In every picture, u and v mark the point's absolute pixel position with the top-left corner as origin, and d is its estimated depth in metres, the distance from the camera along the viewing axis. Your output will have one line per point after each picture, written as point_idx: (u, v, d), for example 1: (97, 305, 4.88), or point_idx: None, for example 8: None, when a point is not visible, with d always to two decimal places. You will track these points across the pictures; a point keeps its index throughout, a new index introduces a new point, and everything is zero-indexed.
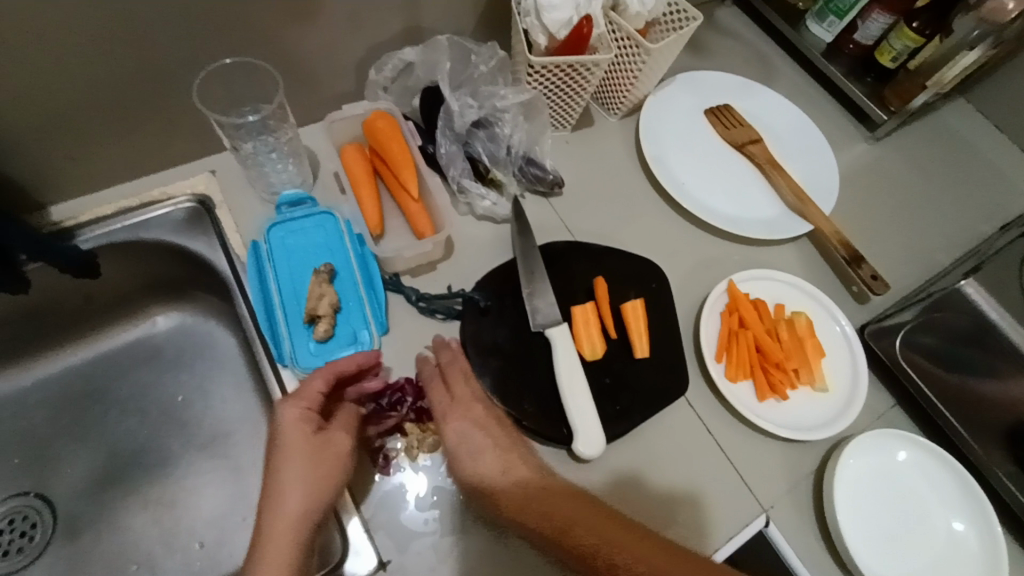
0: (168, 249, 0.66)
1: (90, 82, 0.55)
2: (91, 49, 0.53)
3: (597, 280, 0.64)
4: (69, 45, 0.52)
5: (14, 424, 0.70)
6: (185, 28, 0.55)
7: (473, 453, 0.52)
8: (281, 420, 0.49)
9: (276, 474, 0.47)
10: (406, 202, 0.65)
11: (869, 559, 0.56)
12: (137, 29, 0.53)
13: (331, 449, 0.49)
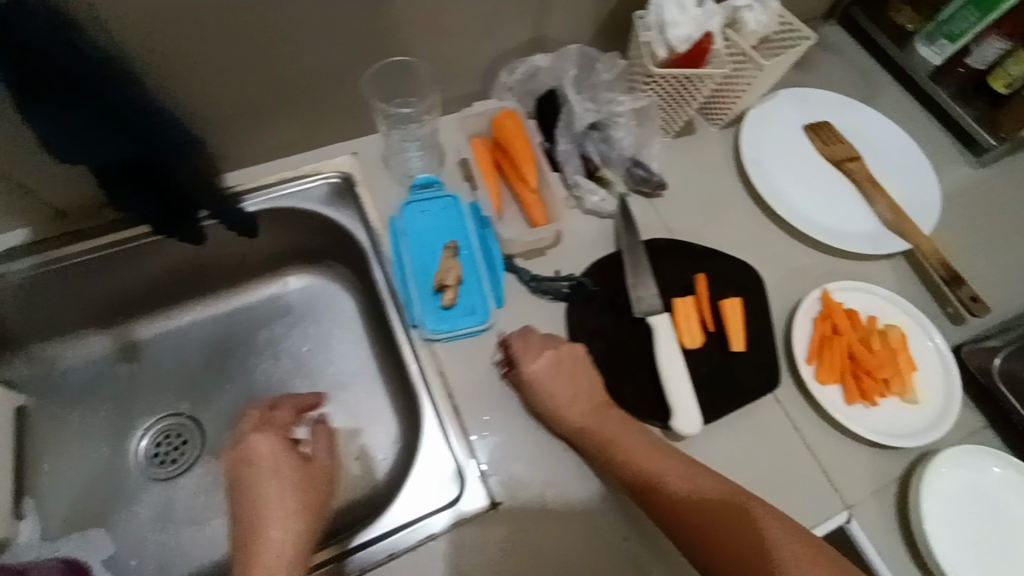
0: (315, 217, 0.75)
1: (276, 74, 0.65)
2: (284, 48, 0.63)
3: (698, 277, 0.68)
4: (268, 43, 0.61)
5: (174, 356, 0.83)
6: (358, 28, 0.64)
7: (547, 394, 0.61)
8: (257, 447, 0.70)
9: (263, 511, 0.64)
10: (524, 192, 0.72)
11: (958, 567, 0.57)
12: (322, 32, 0.63)
13: (312, 472, 0.70)
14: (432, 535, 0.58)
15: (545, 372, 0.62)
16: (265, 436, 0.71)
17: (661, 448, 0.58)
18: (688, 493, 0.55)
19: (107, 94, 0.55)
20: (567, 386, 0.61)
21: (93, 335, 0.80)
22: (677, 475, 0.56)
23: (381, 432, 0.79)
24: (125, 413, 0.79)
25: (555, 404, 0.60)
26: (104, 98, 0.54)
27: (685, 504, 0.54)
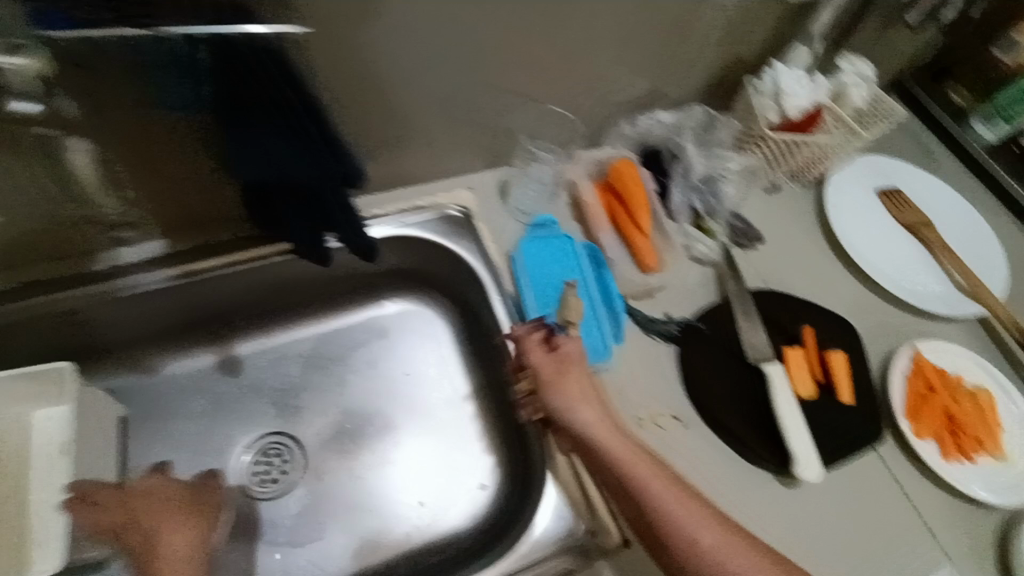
0: (434, 247, 0.79)
1: (425, 114, 0.69)
2: (440, 91, 0.66)
3: (806, 328, 0.72)
4: (428, 84, 0.65)
5: (273, 372, 0.83)
6: (508, 77, 0.68)
7: (585, 409, 0.60)
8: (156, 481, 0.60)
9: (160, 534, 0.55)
10: (637, 237, 0.76)
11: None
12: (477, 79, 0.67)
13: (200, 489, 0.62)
14: (568, 569, 0.60)
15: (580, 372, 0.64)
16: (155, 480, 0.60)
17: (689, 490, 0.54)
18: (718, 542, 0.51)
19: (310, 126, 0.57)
20: (605, 403, 0.61)
21: (198, 350, 0.81)
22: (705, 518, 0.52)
23: (482, 460, 0.79)
24: (225, 428, 0.79)
25: (581, 410, 0.60)
26: (311, 130, 0.56)
27: (695, 549, 0.51)
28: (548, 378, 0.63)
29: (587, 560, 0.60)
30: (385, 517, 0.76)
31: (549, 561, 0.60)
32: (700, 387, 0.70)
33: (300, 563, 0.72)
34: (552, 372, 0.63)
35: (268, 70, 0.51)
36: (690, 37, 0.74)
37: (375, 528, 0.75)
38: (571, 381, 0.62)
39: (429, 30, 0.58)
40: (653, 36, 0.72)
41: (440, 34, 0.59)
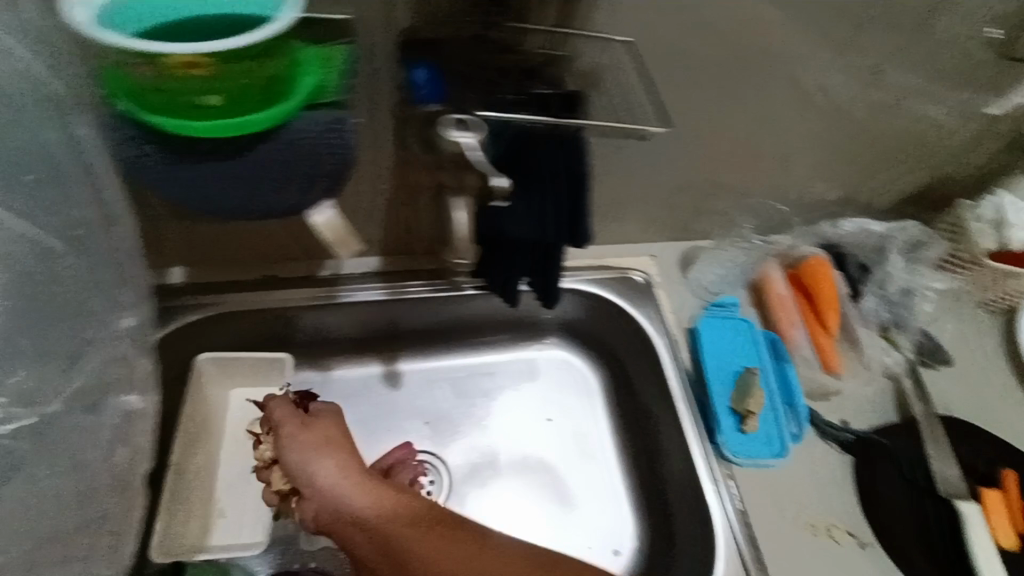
0: (611, 307, 0.80)
1: (640, 184, 0.74)
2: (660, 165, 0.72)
3: (1008, 472, 0.67)
4: (654, 157, 0.70)
5: (430, 395, 0.86)
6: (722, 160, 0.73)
7: (334, 474, 0.56)
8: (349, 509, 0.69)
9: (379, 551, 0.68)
10: (819, 336, 0.75)
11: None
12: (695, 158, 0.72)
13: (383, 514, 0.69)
14: None
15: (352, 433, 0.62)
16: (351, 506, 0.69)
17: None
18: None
19: (570, 195, 0.59)
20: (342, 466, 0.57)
21: (368, 361, 0.86)
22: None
23: (625, 527, 0.78)
24: (379, 440, 0.82)
25: (320, 464, 0.57)
26: (569, 195, 0.59)
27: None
28: (287, 437, 0.60)
29: None
30: None
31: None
32: (880, 509, 0.67)
33: None
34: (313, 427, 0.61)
35: (557, 151, 0.58)
36: (902, 151, 0.76)
37: None
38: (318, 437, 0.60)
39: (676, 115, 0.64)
40: (866, 146, 0.74)
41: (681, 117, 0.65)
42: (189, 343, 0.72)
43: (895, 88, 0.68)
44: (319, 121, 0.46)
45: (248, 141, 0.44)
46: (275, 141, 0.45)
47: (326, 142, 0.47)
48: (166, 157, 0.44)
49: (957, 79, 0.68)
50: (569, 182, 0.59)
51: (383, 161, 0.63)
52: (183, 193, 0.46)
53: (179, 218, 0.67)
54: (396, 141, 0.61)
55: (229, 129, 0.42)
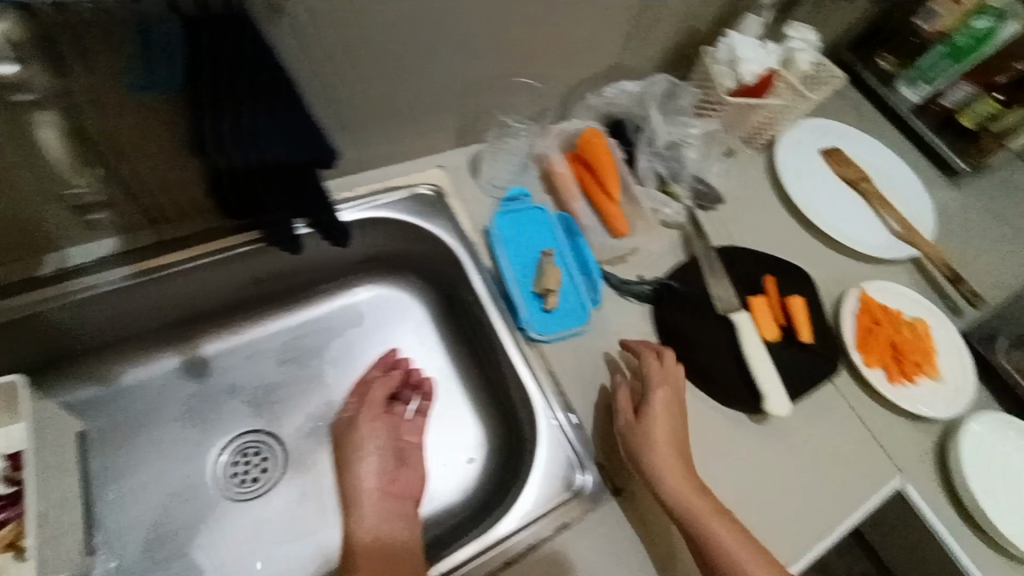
0: (408, 226, 0.78)
1: (380, 93, 0.66)
2: (394, 67, 0.63)
3: (767, 278, 0.78)
4: (382, 58, 0.61)
5: (246, 370, 0.80)
6: (463, 48, 0.65)
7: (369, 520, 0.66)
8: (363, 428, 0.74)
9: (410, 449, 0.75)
10: (606, 204, 0.77)
11: (1005, 524, 0.69)
12: (428, 56, 0.64)
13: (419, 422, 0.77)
14: (563, 524, 0.62)
15: (411, 507, 0.68)
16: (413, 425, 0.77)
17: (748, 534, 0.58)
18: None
19: (291, 113, 0.55)
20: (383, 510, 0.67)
21: (163, 353, 0.77)
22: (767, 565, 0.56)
23: (468, 433, 0.80)
24: (199, 433, 0.76)
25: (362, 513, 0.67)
26: (277, 105, 0.54)
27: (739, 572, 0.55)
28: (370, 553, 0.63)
29: (576, 516, 0.63)
30: None
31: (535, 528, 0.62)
32: (676, 342, 0.74)
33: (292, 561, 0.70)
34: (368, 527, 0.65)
35: (218, 47, 0.48)
36: (651, 10, 0.74)
37: None
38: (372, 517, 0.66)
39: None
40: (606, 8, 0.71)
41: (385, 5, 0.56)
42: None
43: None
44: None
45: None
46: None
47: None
48: None
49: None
50: (261, 90, 0.52)
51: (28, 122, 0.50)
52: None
53: None
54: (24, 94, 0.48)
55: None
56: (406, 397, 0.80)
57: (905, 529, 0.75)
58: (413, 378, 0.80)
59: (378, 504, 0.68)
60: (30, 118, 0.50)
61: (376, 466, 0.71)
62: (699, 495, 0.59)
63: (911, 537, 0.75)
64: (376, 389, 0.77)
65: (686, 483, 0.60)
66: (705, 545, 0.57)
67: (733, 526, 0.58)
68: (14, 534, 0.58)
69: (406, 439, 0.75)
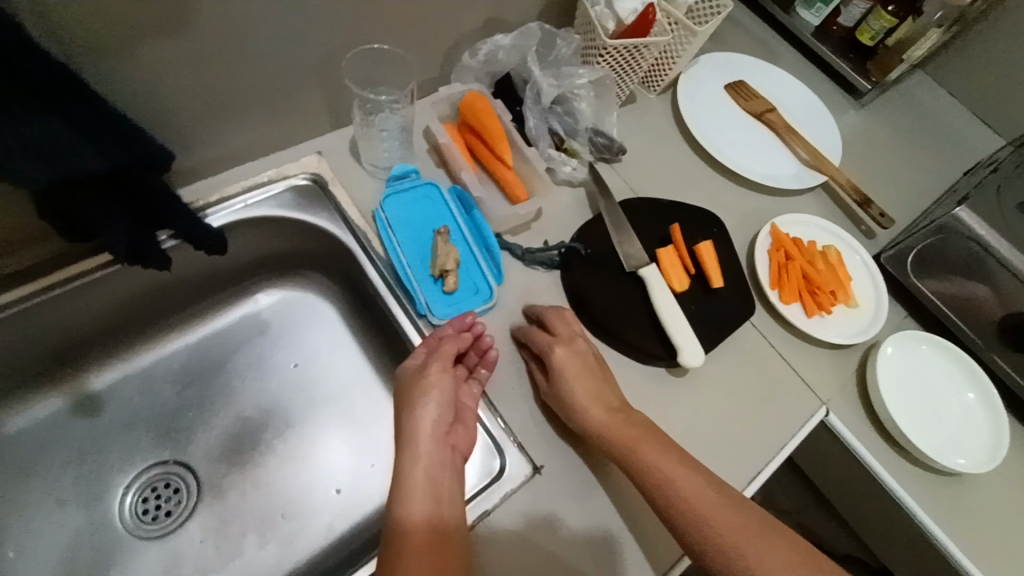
0: (291, 222, 0.72)
1: (217, 81, 0.59)
2: (224, 50, 0.57)
3: (675, 226, 0.75)
4: (206, 42, 0.55)
5: (143, 398, 0.74)
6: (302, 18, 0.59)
7: (422, 509, 0.54)
8: (432, 381, 0.61)
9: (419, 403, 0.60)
10: (502, 171, 0.74)
11: (921, 438, 0.70)
12: (262, 32, 0.57)
13: (450, 369, 0.62)
14: (486, 510, 0.59)
15: (461, 462, 0.59)
16: (433, 370, 0.61)
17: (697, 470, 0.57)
18: (723, 514, 0.53)
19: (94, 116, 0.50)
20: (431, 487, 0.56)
21: (43, 394, 0.70)
22: (713, 495, 0.54)
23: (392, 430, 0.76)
24: (98, 474, 0.70)
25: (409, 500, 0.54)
26: (68, 104, 0.47)
27: (690, 510, 0.53)
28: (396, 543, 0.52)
29: (497, 500, 0.60)
30: (300, 518, 0.71)
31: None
32: (588, 305, 0.71)
33: None
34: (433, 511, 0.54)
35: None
36: None
37: (292, 532, 0.70)
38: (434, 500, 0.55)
39: None
40: None
41: None
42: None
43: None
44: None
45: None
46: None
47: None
48: None
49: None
50: (34, 89, 0.45)
51: None
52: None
53: None
54: None
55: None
56: (471, 362, 0.65)
57: (833, 457, 0.76)
58: (484, 346, 0.65)
59: (435, 453, 0.58)
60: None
61: (439, 417, 0.59)
62: (631, 431, 0.58)
63: (841, 463, 0.76)
64: (446, 348, 0.63)
65: (616, 425, 0.59)
66: (646, 486, 0.56)
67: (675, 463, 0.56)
68: None
69: (465, 399, 0.63)
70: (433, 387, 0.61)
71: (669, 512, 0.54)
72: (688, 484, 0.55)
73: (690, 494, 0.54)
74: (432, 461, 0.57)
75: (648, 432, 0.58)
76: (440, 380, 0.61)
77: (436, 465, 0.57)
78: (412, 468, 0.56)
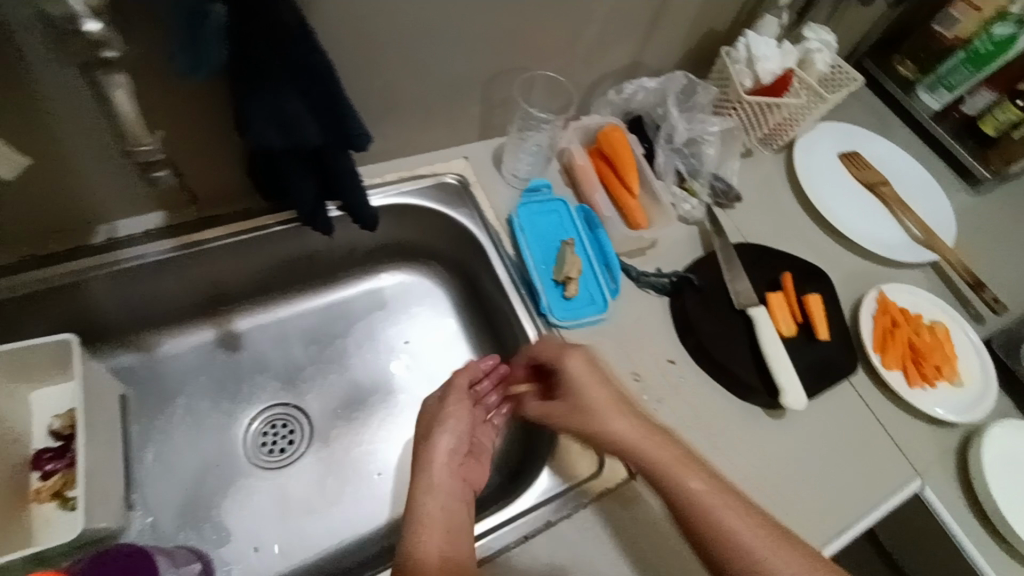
0: (433, 213, 0.80)
1: (412, 83, 0.69)
2: (426, 57, 0.67)
3: (785, 275, 0.79)
4: (415, 49, 0.65)
5: (275, 346, 0.83)
6: (491, 41, 0.69)
7: (435, 552, 0.54)
8: (449, 408, 0.67)
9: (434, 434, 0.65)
10: (626, 199, 0.80)
11: None
12: (458, 47, 0.67)
13: (465, 402, 0.68)
14: (579, 504, 0.63)
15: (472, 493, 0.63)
16: (454, 397, 0.68)
17: None
18: (747, 537, 0.53)
19: (326, 99, 0.55)
20: (444, 523, 0.57)
21: (198, 327, 0.80)
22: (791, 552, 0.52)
23: None
24: (228, 404, 0.79)
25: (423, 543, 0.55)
26: (313, 91, 0.55)
27: (726, 534, 0.53)
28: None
29: (587, 500, 0.63)
30: (392, 481, 0.76)
31: (553, 506, 0.63)
32: (693, 333, 0.75)
33: (309, 532, 0.72)
34: (445, 545, 0.55)
35: (260, 33, 0.50)
36: (675, 9, 0.77)
37: (385, 491, 0.75)
38: (444, 542, 0.55)
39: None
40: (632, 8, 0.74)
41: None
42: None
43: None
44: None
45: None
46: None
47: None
48: None
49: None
50: (302, 71, 0.53)
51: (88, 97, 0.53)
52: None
53: None
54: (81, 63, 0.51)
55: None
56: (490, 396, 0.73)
57: (922, 533, 0.74)
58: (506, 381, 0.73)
59: (448, 481, 0.62)
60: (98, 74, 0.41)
61: (449, 446, 0.64)
62: (641, 444, 0.59)
63: (929, 542, 0.74)
64: (462, 378, 0.69)
65: (660, 449, 0.58)
66: (686, 507, 0.55)
67: (709, 484, 0.56)
68: (61, 483, 0.64)
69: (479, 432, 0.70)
70: (449, 419, 0.66)
71: (720, 541, 0.53)
72: (719, 510, 0.54)
73: (702, 515, 0.54)
74: (444, 497, 0.60)
75: (686, 456, 0.58)
76: (452, 408, 0.67)
77: (444, 499, 0.60)
78: (426, 496, 0.60)
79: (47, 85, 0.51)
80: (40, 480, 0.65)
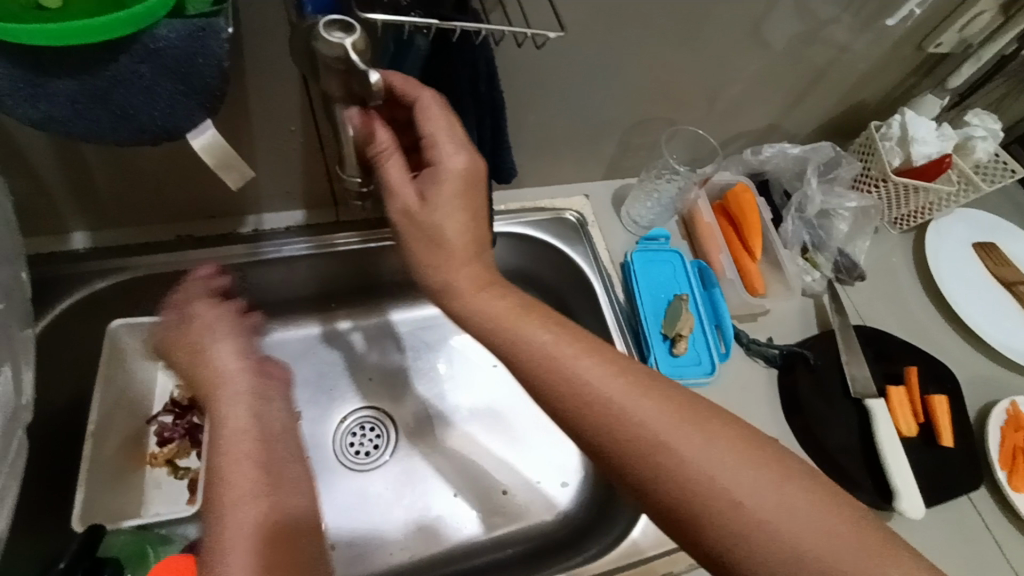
0: (548, 248, 0.79)
1: (556, 120, 0.71)
2: (577, 98, 0.68)
3: (910, 369, 0.74)
4: (568, 87, 0.66)
5: (373, 351, 0.84)
6: (643, 88, 0.69)
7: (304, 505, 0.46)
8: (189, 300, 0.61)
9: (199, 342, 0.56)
10: (746, 262, 0.78)
11: None
12: (607, 93, 0.69)
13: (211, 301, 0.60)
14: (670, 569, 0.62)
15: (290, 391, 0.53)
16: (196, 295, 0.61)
17: (596, 374, 0.43)
18: (667, 427, 0.40)
19: (494, 131, 0.58)
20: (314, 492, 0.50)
21: (306, 321, 0.82)
22: (602, 362, 0.43)
23: (577, 453, 0.79)
24: (321, 398, 0.80)
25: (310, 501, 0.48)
26: (487, 123, 0.57)
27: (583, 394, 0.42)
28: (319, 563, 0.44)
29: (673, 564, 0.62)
30: (470, 503, 0.75)
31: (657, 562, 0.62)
32: (802, 413, 0.71)
33: (384, 540, 0.72)
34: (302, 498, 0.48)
35: (459, 70, 0.52)
36: (829, 78, 0.75)
37: (462, 515, 0.74)
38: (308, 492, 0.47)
39: (583, 36, 0.60)
40: (788, 72, 0.72)
41: (586, 43, 0.61)
42: (92, 313, 0.66)
43: (813, 16, 0.65)
44: (179, 23, 0.38)
45: (99, 53, 0.38)
46: (132, 53, 0.38)
47: (196, 50, 0.39)
48: (17, 76, 0.36)
49: (875, 6, 0.66)
50: (478, 105, 0.55)
51: (277, 98, 0.57)
52: (41, 119, 0.38)
53: (41, 166, 0.58)
54: (279, 70, 0.55)
55: (74, 37, 0.35)
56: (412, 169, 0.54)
57: None
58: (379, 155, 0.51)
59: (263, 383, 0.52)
60: (334, 106, 0.44)
61: (240, 364, 0.53)
62: (454, 276, 0.46)
63: None
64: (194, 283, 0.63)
65: (489, 307, 0.46)
66: (532, 379, 0.44)
67: (560, 337, 0.44)
68: (175, 451, 0.69)
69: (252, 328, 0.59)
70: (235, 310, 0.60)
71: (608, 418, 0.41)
72: (578, 364, 0.43)
73: (593, 382, 0.42)
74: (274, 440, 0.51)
75: (525, 308, 0.46)
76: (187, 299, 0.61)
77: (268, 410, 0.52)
78: (224, 405, 0.49)
79: (249, 87, 0.56)
80: (156, 445, 0.69)
